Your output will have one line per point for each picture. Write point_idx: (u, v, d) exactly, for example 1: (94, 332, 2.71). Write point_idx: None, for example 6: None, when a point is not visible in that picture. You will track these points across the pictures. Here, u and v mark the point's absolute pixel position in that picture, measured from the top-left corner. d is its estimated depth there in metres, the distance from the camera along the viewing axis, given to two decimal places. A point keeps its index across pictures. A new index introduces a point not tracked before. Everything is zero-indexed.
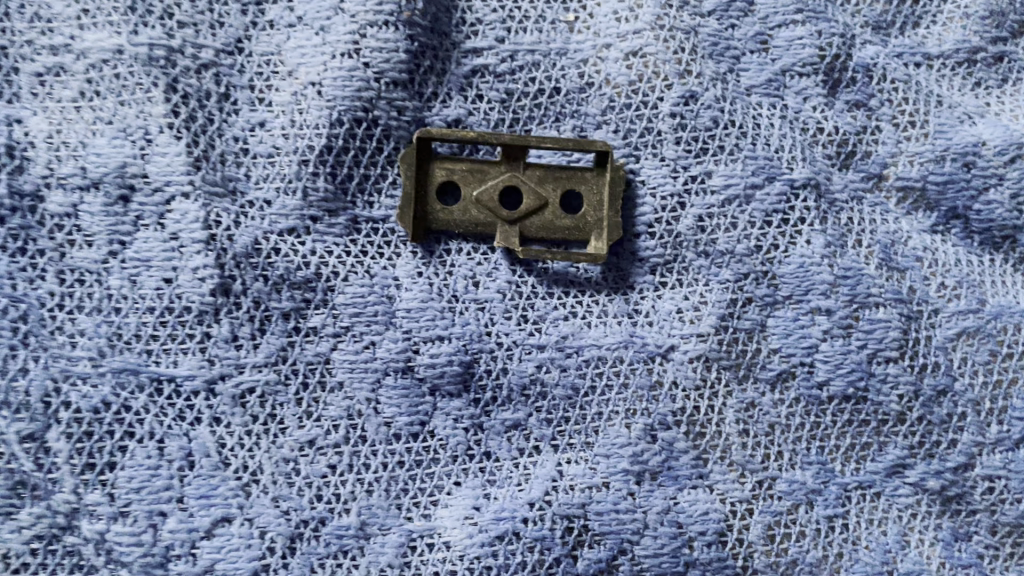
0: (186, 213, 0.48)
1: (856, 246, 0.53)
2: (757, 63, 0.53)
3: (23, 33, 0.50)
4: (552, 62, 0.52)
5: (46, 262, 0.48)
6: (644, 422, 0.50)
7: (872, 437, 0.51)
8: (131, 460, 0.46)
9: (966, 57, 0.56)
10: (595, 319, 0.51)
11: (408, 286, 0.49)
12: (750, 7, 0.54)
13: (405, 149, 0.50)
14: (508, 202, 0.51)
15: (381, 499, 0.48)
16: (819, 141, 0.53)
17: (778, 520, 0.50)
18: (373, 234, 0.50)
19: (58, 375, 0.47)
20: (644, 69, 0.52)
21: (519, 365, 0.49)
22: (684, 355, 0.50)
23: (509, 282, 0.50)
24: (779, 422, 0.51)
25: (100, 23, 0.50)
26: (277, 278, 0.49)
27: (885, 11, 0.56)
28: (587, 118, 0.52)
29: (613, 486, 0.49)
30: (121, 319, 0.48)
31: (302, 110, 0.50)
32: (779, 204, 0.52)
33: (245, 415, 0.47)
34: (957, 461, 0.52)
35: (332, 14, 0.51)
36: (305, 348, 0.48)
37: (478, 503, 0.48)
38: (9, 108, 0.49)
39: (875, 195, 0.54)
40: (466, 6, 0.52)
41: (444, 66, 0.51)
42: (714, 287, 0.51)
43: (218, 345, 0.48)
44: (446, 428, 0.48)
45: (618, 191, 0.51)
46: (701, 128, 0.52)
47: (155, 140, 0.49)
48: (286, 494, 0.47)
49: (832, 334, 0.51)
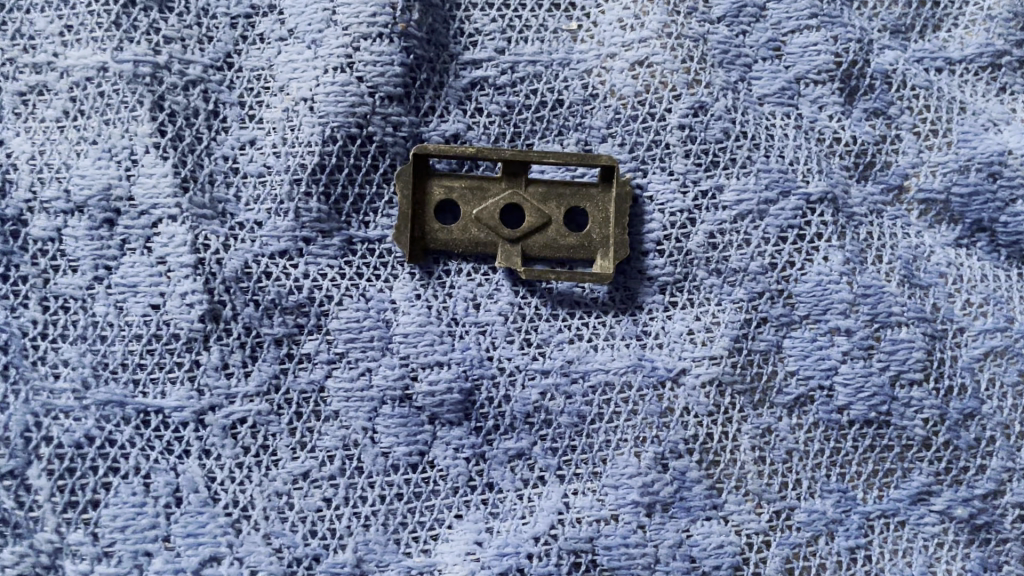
0: (174, 236, 0.46)
1: (876, 262, 0.50)
2: (770, 71, 0.51)
3: (4, 50, 0.48)
4: (554, 73, 0.50)
5: (29, 288, 0.46)
6: (654, 451, 0.47)
7: (895, 463, 0.49)
8: (116, 497, 0.44)
9: (990, 62, 0.53)
10: (602, 342, 0.48)
11: (406, 309, 0.47)
12: (761, 13, 0.51)
13: (401, 166, 0.48)
14: (510, 220, 0.49)
15: (378, 534, 0.45)
16: (836, 152, 0.51)
17: (796, 552, 0.47)
18: (369, 255, 0.48)
19: (40, 408, 0.45)
20: (651, 79, 0.50)
21: (523, 392, 0.47)
22: (696, 379, 0.48)
23: (511, 304, 0.48)
24: (797, 448, 0.48)
25: (83, 39, 0.48)
26: (269, 302, 0.46)
27: (904, 14, 0.53)
28: (591, 131, 0.50)
29: (622, 519, 0.46)
30: (106, 348, 0.46)
31: (294, 127, 0.48)
32: (795, 219, 0.49)
33: (236, 447, 0.45)
34: (986, 488, 0.49)
35: (324, 26, 0.48)
36: (299, 376, 0.46)
37: (480, 538, 0.46)
38: None
39: (896, 208, 0.51)
40: (465, 16, 0.50)
41: (441, 79, 0.49)
42: (727, 306, 0.49)
43: (207, 373, 0.46)
44: (446, 459, 0.46)
45: (624, 207, 0.48)
46: (711, 140, 0.50)
47: (142, 160, 0.47)
48: (279, 530, 0.45)
49: (852, 355, 0.49)
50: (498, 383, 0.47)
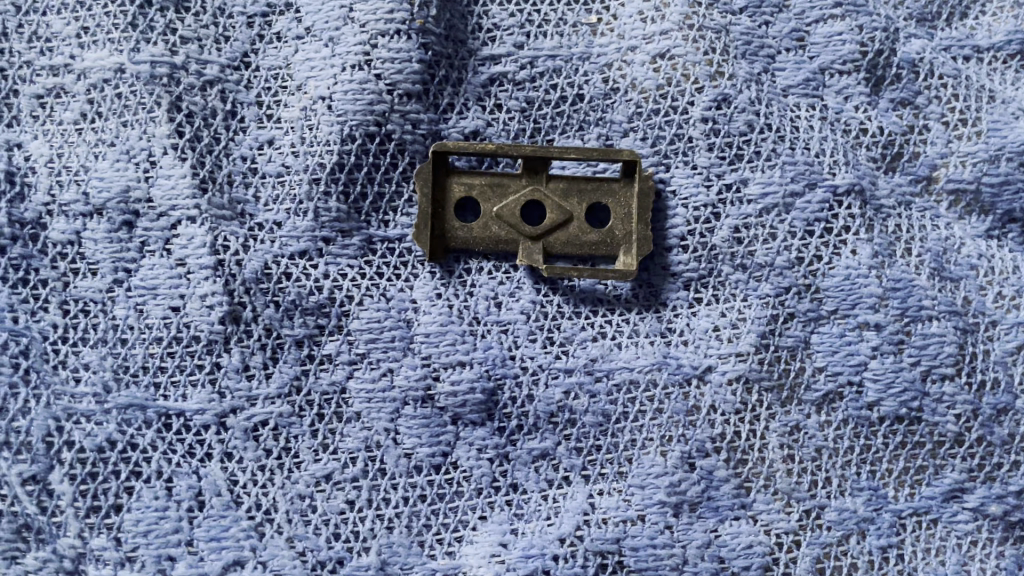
0: (193, 238, 0.46)
1: (905, 255, 0.49)
2: (793, 61, 0.50)
3: (21, 53, 0.48)
4: (574, 68, 0.49)
5: (49, 292, 0.46)
6: (680, 450, 0.46)
7: (928, 460, 0.48)
8: (138, 502, 0.44)
9: (1020, 49, 0.52)
10: (626, 339, 0.47)
11: (427, 309, 0.47)
12: (784, 3, 0.50)
13: (421, 163, 0.48)
14: (531, 216, 0.48)
15: (402, 537, 0.45)
16: (863, 143, 0.50)
17: (827, 552, 0.47)
18: (389, 254, 0.47)
19: (60, 413, 0.44)
20: (672, 72, 0.49)
21: (546, 391, 0.46)
22: (723, 376, 0.47)
23: (533, 302, 0.47)
24: (827, 446, 0.47)
25: (100, 40, 0.48)
26: (289, 304, 0.46)
27: (930, 2, 0.52)
28: (613, 126, 0.49)
29: (649, 520, 0.46)
30: (127, 351, 0.45)
31: (312, 126, 0.47)
32: (821, 212, 0.49)
33: (258, 449, 0.45)
34: (1021, 484, 0.48)
35: (341, 24, 0.48)
36: (320, 377, 0.46)
37: (505, 539, 0.45)
38: (10, 132, 0.47)
39: (924, 200, 0.50)
40: (483, 12, 0.50)
41: (460, 75, 0.49)
42: (753, 302, 0.48)
43: (228, 376, 0.45)
44: (469, 460, 0.46)
45: (647, 202, 0.48)
46: (734, 133, 0.49)
47: (160, 162, 0.46)
48: (302, 533, 0.45)
49: (882, 350, 0.48)
50: (521, 383, 0.46)
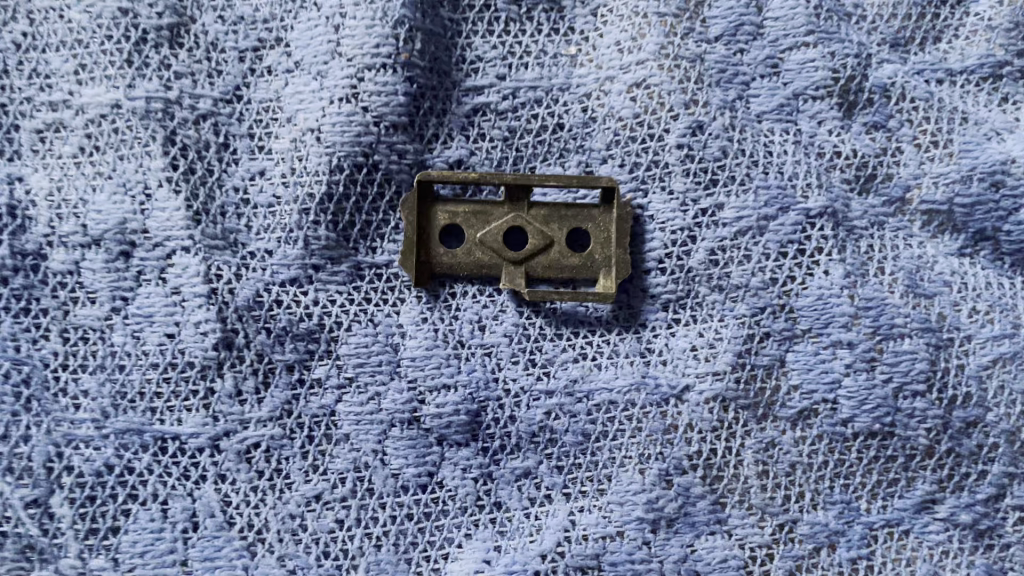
0: (187, 267, 0.48)
1: (878, 274, 0.50)
2: (767, 88, 0.51)
3: (21, 90, 0.50)
4: (554, 98, 0.51)
5: (50, 321, 0.48)
6: (658, 467, 0.48)
7: (899, 473, 0.49)
8: (135, 524, 0.46)
9: (991, 72, 0.53)
10: (605, 360, 0.49)
11: (413, 333, 0.48)
12: (759, 30, 0.52)
13: (406, 192, 0.50)
14: (513, 242, 0.50)
15: (390, 554, 0.47)
16: (837, 166, 0.51)
17: (800, 564, 0.48)
18: (377, 280, 0.49)
19: (60, 439, 0.46)
20: (649, 100, 0.51)
21: (528, 412, 0.48)
22: (700, 395, 0.49)
23: (516, 325, 0.49)
24: (801, 461, 0.49)
25: (98, 77, 0.50)
26: (280, 330, 0.48)
27: (903, 26, 0.54)
28: (592, 153, 0.51)
29: (627, 536, 0.47)
30: (124, 378, 0.47)
31: (301, 157, 0.49)
32: (795, 234, 0.50)
33: (250, 471, 0.47)
34: (988, 493, 0.49)
35: (329, 58, 0.49)
36: (310, 401, 0.48)
37: (488, 556, 0.47)
38: (11, 166, 0.49)
39: (897, 220, 0.51)
40: (466, 43, 0.51)
41: (444, 106, 0.51)
42: (729, 322, 0.49)
43: (222, 400, 0.47)
44: (454, 479, 0.47)
45: (626, 227, 0.49)
46: (709, 159, 0.50)
47: (155, 194, 0.48)
48: (293, 552, 0.46)
49: (855, 367, 0.49)
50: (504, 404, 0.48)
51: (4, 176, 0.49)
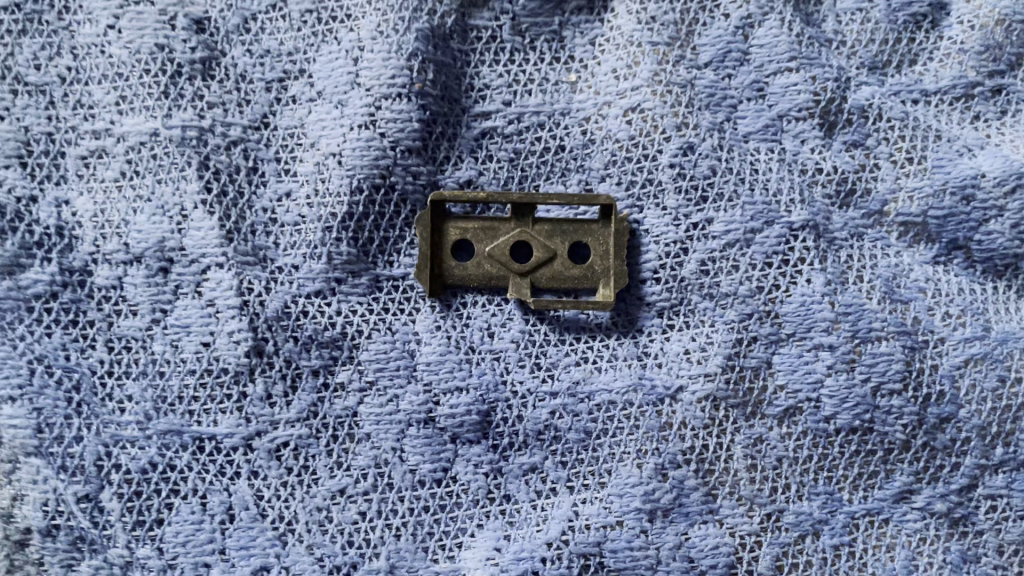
0: (221, 281, 0.52)
1: (857, 282, 0.54)
2: (754, 110, 0.55)
3: (66, 119, 0.54)
4: (556, 122, 0.55)
5: (96, 332, 0.52)
6: (654, 461, 0.52)
7: (879, 466, 0.53)
8: (177, 516, 0.51)
9: (963, 92, 0.58)
10: (605, 363, 0.53)
11: (428, 340, 0.53)
12: (745, 56, 0.56)
13: (420, 211, 0.54)
14: (520, 255, 0.54)
15: (408, 543, 0.51)
16: (819, 182, 0.55)
17: (786, 551, 0.52)
18: (394, 291, 0.53)
19: (108, 439, 0.51)
20: (644, 123, 0.55)
21: (534, 412, 0.52)
22: (693, 395, 0.53)
23: (522, 332, 0.53)
24: (787, 455, 0.53)
25: (137, 107, 0.54)
26: (306, 338, 0.52)
27: (881, 51, 0.58)
28: (591, 172, 0.55)
29: (626, 525, 0.51)
30: (165, 383, 0.52)
31: (324, 180, 0.53)
32: (779, 246, 0.54)
33: (280, 467, 0.51)
34: (961, 483, 0.53)
35: (349, 89, 0.54)
36: (334, 403, 0.52)
37: (499, 544, 0.51)
38: (58, 190, 0.53)
39: (876, 231, 0.56)
40: (474, 72, 0.56)
41: (454, 130, 0.55)
42: (720, 328, 0.54)
43: (254, 403, 0.51)
44: (467, 474, 0.52)
45: (623, 241, 0.53)
46: (700, 177, 0.55)
47: (191, 215, 0.53)
48: (320, 541, 0.51)
49: (836, 368, 0.53)
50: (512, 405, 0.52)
51: (53, 199, 0.53)
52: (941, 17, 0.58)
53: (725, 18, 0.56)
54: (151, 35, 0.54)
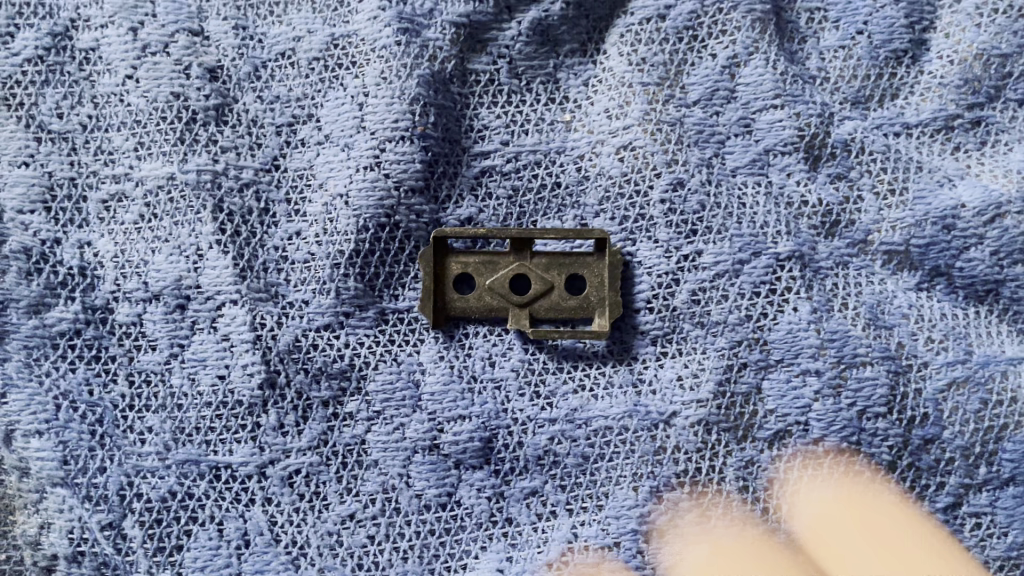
0: (235, 317, 0.55)
1: (842, 309, 0.57)
2: (741, 146, 0.58)
3: (88, 165, 0.57)
4: (552, 160, 0.58)
5: (117, 367, 0.55)
6: (650, 484, 0.54)
7: (866, 486, 0.55)
8: (196, 542, 0.53)
9: (944, 125, 0.60)
10: (601, 390, 0.56)
11: (431, 370, 0.55)
12: (732, 94, 0.59)
13: (423, 247, 0.56)
14: (518, 287, 0.56)
15: (415, 565, 0.54)
16: (804, 214, 0.58)
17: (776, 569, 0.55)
18: (399, 324, 0.56)
19: (130, 469, 0.54)
20: (635, 160, 0.57)
21: (534, 438, 0.55)
22: (686, 420, 0.55)
23: (522, 361, 0.56)
24: (777, 477, 0.55)
25: (154, 152, 0.57)
26: (316, 369, 0.55)
27: (863, 86, 0.60)
28: (586, 208, 0.57)
29: (624, 545, 0.54)
30: (183, 415, 0.54)
31: (332, 219, 0.56)
32: (766, 276, 0.57)
33: (293, 494, 0.54)
34: (946, 501, 0.55)
35: (354, 132, 0.57)
36: (344, 432, 0.54)
37: (502, 565, 0.54)
38: (80, 232, 0.56)
39: (860, 260, 0.58)
40: (474, 114, 0.58)
41: (455, 170, 0.58)
42: (711, 354, 0.56)
43: (267, 433, 0.54)
44: (471, 498, 0.54)
45: (616, 272, 0.56)
46: (689, 211, 0.57)
47: (206, 255, 0.56)
48: (331, 564, 0.53)
49: (823, 393, 0.55)
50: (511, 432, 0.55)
51: (75, 241, 0.56)
52: (921, 52, 0.61)
53: (712, 58, 0.59)
54: (167, 84, 0.57)
